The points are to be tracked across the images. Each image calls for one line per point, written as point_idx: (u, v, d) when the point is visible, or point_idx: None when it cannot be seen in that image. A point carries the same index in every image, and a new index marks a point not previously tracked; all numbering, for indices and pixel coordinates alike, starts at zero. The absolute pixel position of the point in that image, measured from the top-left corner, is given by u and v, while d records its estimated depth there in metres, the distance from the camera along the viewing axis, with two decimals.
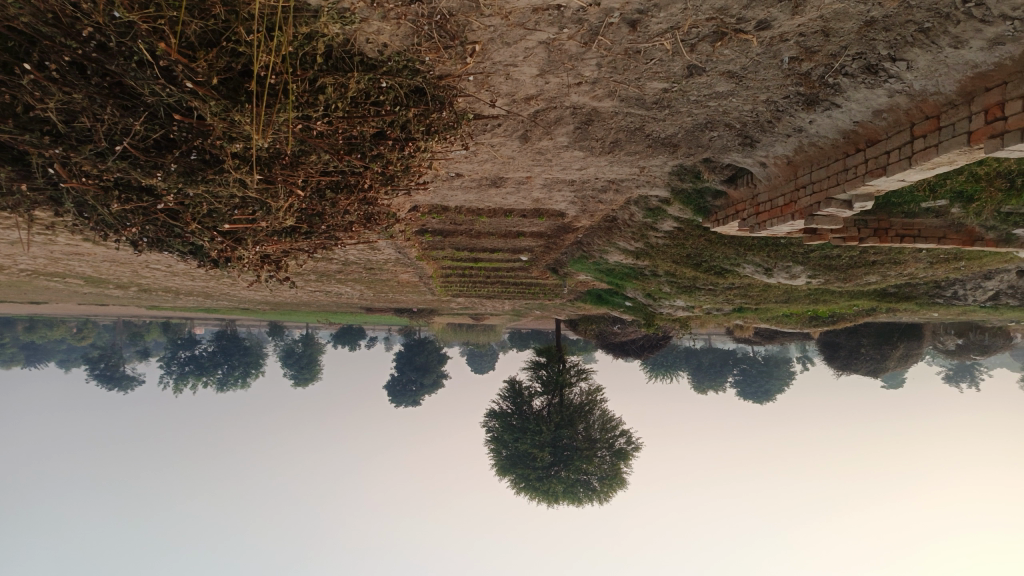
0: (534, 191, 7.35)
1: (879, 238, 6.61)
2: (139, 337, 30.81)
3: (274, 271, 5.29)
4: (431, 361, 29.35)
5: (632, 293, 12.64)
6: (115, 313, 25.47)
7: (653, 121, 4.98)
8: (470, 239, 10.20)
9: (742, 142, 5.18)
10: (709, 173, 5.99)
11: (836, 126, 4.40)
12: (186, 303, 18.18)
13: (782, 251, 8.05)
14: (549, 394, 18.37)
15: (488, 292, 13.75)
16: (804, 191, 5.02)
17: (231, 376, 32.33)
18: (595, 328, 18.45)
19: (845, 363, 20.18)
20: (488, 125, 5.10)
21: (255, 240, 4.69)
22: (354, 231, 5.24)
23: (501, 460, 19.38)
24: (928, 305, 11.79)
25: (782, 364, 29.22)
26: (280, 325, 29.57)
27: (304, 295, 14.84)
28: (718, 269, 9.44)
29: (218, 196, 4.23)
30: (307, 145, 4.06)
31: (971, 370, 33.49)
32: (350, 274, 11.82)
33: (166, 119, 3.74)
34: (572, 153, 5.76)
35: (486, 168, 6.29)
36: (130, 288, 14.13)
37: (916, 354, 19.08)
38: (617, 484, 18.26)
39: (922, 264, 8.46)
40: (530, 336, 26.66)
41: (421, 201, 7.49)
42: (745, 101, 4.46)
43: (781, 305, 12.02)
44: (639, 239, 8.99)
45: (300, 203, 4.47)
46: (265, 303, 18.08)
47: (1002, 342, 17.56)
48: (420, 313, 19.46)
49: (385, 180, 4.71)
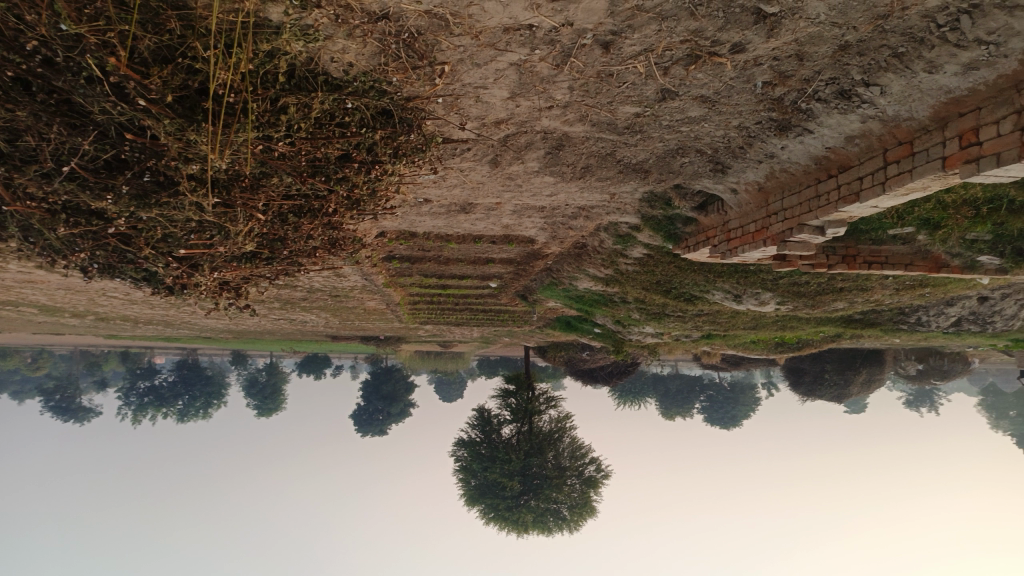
0: (503, 217, 7.24)
1: (847, 264, 6.63)
2: (96, 367, 29.91)
3: (233, 298, 5.07)
4: (398, 390, 28.92)
5: (601, 320, 12.57)
6: (71, 342, 24.67)
7: (625, 146, 4.91)
8: (438, 266, 10.05)
9: (713, 168, 5.13)
10: (680, 199, 5.94)
11: (808, 152, 4.38)
12: (146, 332, 17.65)
13: (751, 277, 8.04)
14: (519, 422, 18.17)
15: (456, 319, 13.58)
16: (776, 217, 4.99)
17: (192, 407, 31.49)
18: (564, 355, 18.34)
19: (810, 389, 20.32)
20: (457, 149, 4.99)
21: (213, 266, 4.49)
22: (318, 257, 5.06)
23: (469, 490, 18.96)
24: (893, 331, 11.90)
25: (747, 390, 29.37)
26: (243, 354, 28.93)
27: (268, 323, 14.50)
28: (687, 296, 9.40)
29: (173, 220, 4.04)
30: (269, 167, 3.90)
31: (931, 396, 34.04)
32: (315, 301, 11.56)
33: (117, 138, 3.56)
34: (543, 179, 5.66)
35: (455, 193, 6.18)
36: (86, 317, 13.67)
37: (879, 380, 19.29)
38: (587, 513, 18.22)
39: (888, 291, 8.52)
40: (499, 363, 26.46)
41: (389, 226, 7.34)
42: (718, 126, 4.41)
43: (749, 332, 12.04)
44: (609, 266, 8.93)
45: (261, 227, 4.30)
46: (227, 332, 17.63)
47: (961, 367, 17.83)
48: (387, 341, 19.17)
49: (351, 206, 4.56)
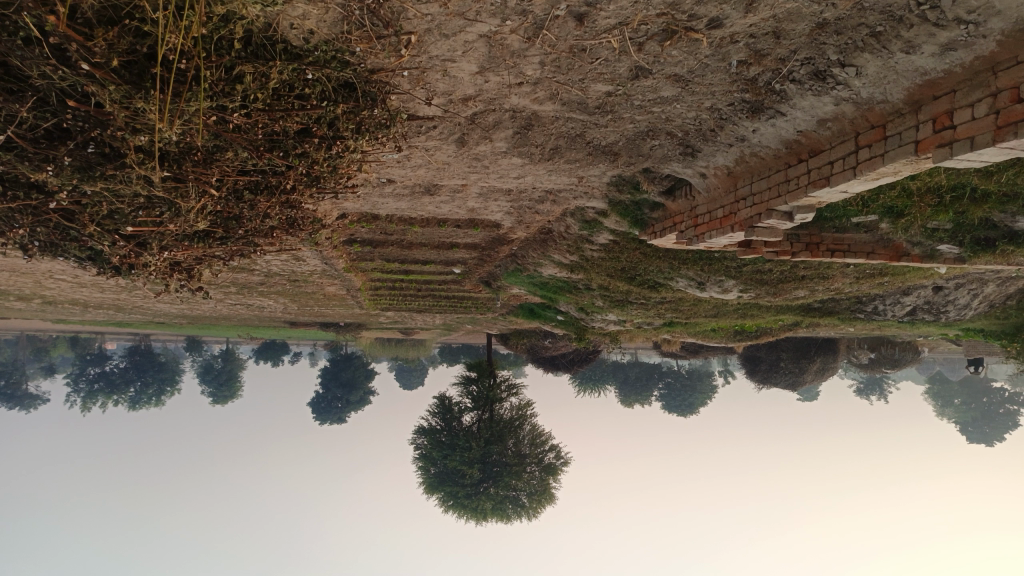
0: (469, 201, 7.10)
1: (811, 252, 6.65)
2: (44, 352, 28.93)
3: (185, 280, 4.84)
4: (358, 377, 28.58)
5: (564, 307, 12.51)
6: (17, 327, 23.82)
7: (595, 126, 4.81)
8: (401, 250, 9.86)
9: (682, 152, 5.06)
10: (648, 183, 5.86)
11: (779, 136, 4.33)
12: (96, 316, 17.08)
13: (715, 265, 8.04)
14: (480, 409, 18.11)
15: (418, 306, 13.39)
16: (744, 202, 4.93)
17: (145, 394, 30.69)
18: (526, 342, 18.30)
19: (766, 377, 20.64)
20: (423, 126, 4.84)
21: (163, 245, 4.25)
22: (275, 238, 4.86)
23: (428, 478, 18.78)
24: (849, 320, 12.09)
25: (704, 377, 29.72)
26: (199, 340, 28.27)
27: (224, 309, 14.13)
28: (651, 283, 9.38)
29: (120, 195, 3.80)
30: (223, 140, 3.70)
31: (880, 383, 34.93)
32: (273, 286, 11.27)
33: (58, 105, 3.30)
34: (510, 160, 5.54)
35: (419, 173, 6.01)
36: (32, 300, 13.13)
37: (832, 368, 19.68)
38: (546, 500, 18.28)
39: (848, 279, 8.61)
40: (460, 350, 26.31)
41: (350, 208, 7.14)
42: (689, 108, 4.34)
43: (710, 319, 12.11)
44: (575, 252, 8.84)
45: (215, 204, 4.09)
46: (182, 317, 17.17)
47: (911, 356, 18.23)
48: (347, 327, 18.89)
49: (311, 184, 4.36)
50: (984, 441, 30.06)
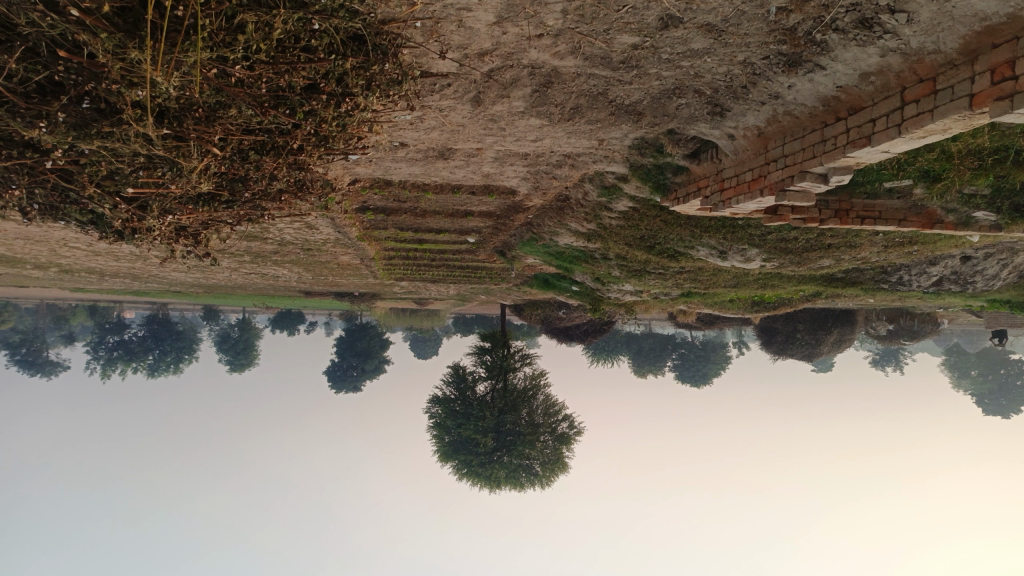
0: (484, 165, 6.85)
1: (840, 220, 6.35)
2: (64, 321, 29.10)
3: (191, 246, 4.67)
4: (373, 346, 28.57)
5: (580, 277, 12.29)
6: (36, 295, 23.99)
7: (619, 84, 4.56)
8: (414, 219, 9.66)
9: (711, 111, 4.78)
10: (673, 146, 5.58)
11: (817, 92, 4.07)
12: (112, 285, 17.09)
13: (739, 233, 7.78)
14: (493, 379, 18.09)
15: (433, 276, 13.21)
16: (775, 165, 4.68)
17: (163, 362, 30.92)
18: (540, 313, 18.14)
19: (782, 348, 20.39)
20: (437, 84, 4.61)
21: (166, 209, 4.08)
22: (284, 203, 4.66)
23: (442, 446, 18.83)
24: (873, 291, 11.80)
25: (719, 349, 29.52)
26: (215, 309, 28.36)
27: (239, 277, 14.05)
28: (671, 252, 9.13)
29: (119, 154, 3.61)
30: (226, 95, 3.50)
31: (896, 355, 34.61)
32: (287, 255, 11.14)
33: (49, 56, 3.08)
34: (529, 121, 5.30)
35: (433, 137, 5.79)
36: (49, 269, 13.10)
37: (850, 340, 19.38)
38: (560, 469, 18.05)
39: (876, 248, 8.32)
40: (474, 321, 26.20)
41: (362, 173, 6.94)
42: (721, 62, 4.08)
43: (730, 290, 11.86)
44: (592, 220, 8.60)
45: (219, 164, 3.90)
46: (198, 286, 17.16)
47: (930, 327, 17.94)
48: (362, 297, 18.79)
49: (319, 145, 4.13)
50: (1000, 414, 29.79)
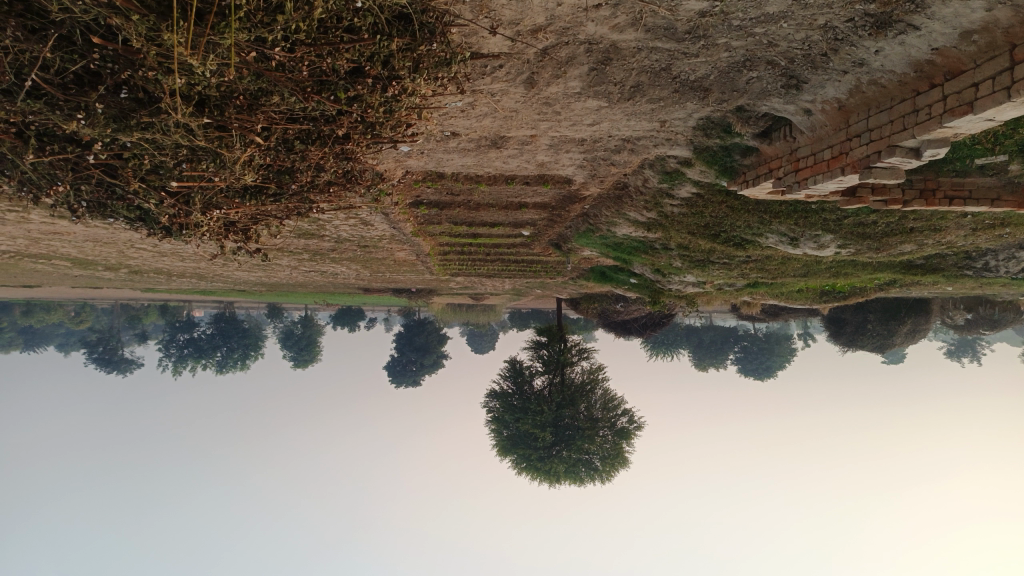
0: (538, 154, 6.57)
1: (926, 201, 5.88)
2: (138, 321, 30.11)
3: (242, 241, 4.55)
4: (432, 342, 28.63)
5: (639, 269, 11.90)
6: (111, 296, 24.85)
7: (683, 57, 4.23)
8: (468, 212, 9.46)
9: (785, 84, 4.41)
10: (742, 124, 5.21)
11: (907, 57, 3.66)
12: (180, 284, 17.53)
13: (812, 218, 7.31)
14: (551, 373, 17.83)
15: (488, 270, 13.03)
16: (858, 140, 4.28)
17: (231, 358, 31.76)
18: (597, 307, 17.77)
19: (851, 340, 19.49)
20: (488, 66, 4.36)
21: (213, 203, 3.96)
22: (334, 195, 4.49)
23: (501, 440, 18.67)
24: (955, 278, 11.05)
25: (783, 341, 28.57)
26: (278, 307, 28.93)
27: (299, 275, 14.16)
28: (737, 241, 8.69)
29: (160, 147, 3.49)
30: (267, 80, 3.33)
31: (972, 345, 32.91)
32: (343, 252, 11.11)
33: (83, 44, 2.94)
34: (586, 103, 5.01)
35: (485, 124, 5.56)
36: (120, 270, 13.45)
37: (924, 330, 18.40)
38: (620, 463, 17.65)
39: (963, 231, 7.72)
40: (531, 315, 25.95)
41: (414, 166, 6.77)
42: (799, 28, 3.71)
43: (798, 279, 11.30)
44: (653, 208, 8.24)
45: (263, 155, 3.75)
46: (261, 285, 17.43)
47: (1012, 316, 16.86)
48: (419, 293, 18.78)
49: (366, 133, 3.93)
50: None
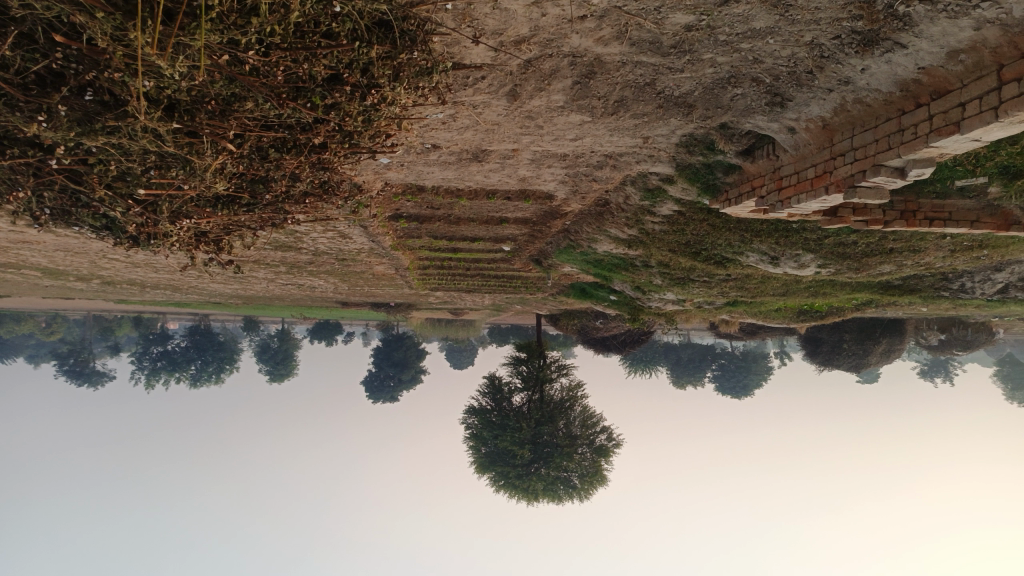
0: (520, 168, 6.50)
1: (907, 222, 5.85)
2: (110, 332, 29.51)
3: (213, 252, 4.39)
4: (410, 357, 28.36)
5: (619, 286, 11.84)
6: (83, 307, 24.33)
7: (668, 72, 4.18)
8: (448, 226, 9.36)
9: (769, 102, 4.37)
10: (725, 141, 5.16)
11: (893, 76, 3.64)
12: (153, 296, 17.19)
13: (793, 237, 7.29)
14: (530, 390, 17.70)
15: (468, 285, 12.90)
16: (842, 159, 4.25)
17: (205, 372, 31.20)
18: (577, 323, 17.69)
19: (827, 359, 19.58)
20: (470, 77, 4.28)
21: (182, 212, 3.82)
22: (310, 206, 4.36)
23: (479, 457, 18.43)
24: (931, 299, 11.12)
25: (760, 359, 28.67)
26: (254, 320, 28.50)
27: (276, 288, 13.92)
28: (718, 259, 8.66)
29: (127, 152, 3.35)
30: (241, 85, 3.21)
31: (945, 366, 33.24)
32: (321, 265, 10.94)
33: (46, 43, 2.81)
34: (569, 117, 4.94)
35: (467, 137, 5.47)
36: (91, 281, 13.14)
37: (898, 350, 18.52)
38: (598, 482, 17.48)
39: (941, 252, 7.75)
40: (510, 331, 25.81)
41: (394, 178, 6.65)
42: (786, 44, 3.67)
43: (777, 298, 11.30)
44: (634, 225, 8.20)
45: (235, 163, 3.62)
46: (237, 298, 17.15)
47: (985, 337, 17.03)
48: (398, 308, 18.59)
49: (344, 142, 3.81)
50: None
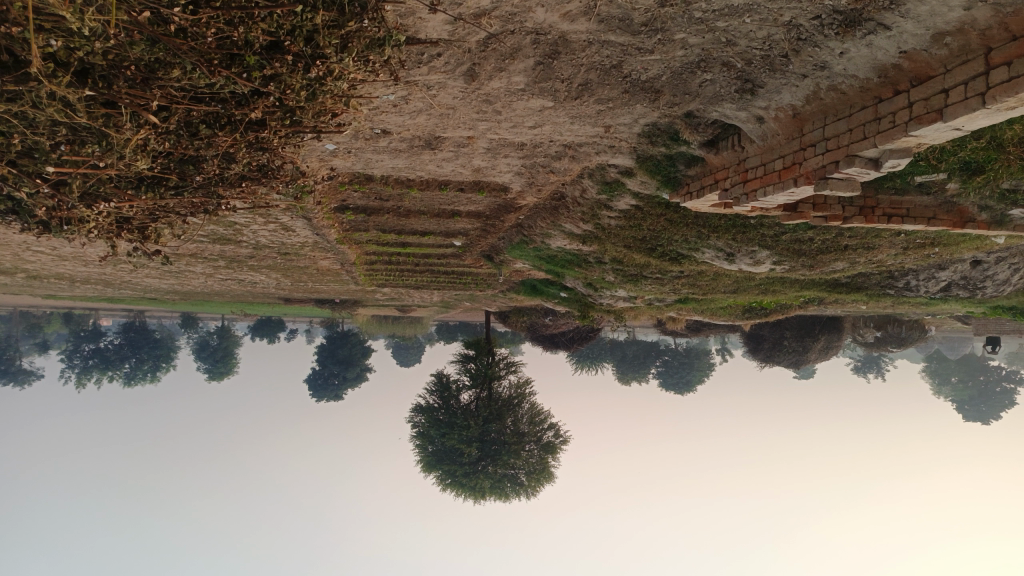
0: (475, 158, 6.19)
1: (865, 218, 5.73)
2: (38, 329, 28.01)
3: (137, 241, 3.95)
4: (355, 354, 27.74)
5: (571, 282, 11.64)
6: (9, 302, 23.04)
7: (636, 54, 3.95)
8: (397, 219, 8.99)
9: (739, 89, 4.18)
10: (690, 131, 4.96)
11: (873, 60, 3.49)
12: (83, 291, 16.32)
13: (750, 233, 7.18)
14: (478, 387, 17.43)
15: (416, 281, 12.53)
16: (813, 149, 4.08)
17: (140, 370, 29.84)
18: (526, 320, 17.45)
19: (768, 355, 19.83)
20: (425, 53, 3.97)
21: (100, 195, 3.39)
22: (246, 191, 3.96)
23: (426, 456, 17.98)
24: (877, 297, 11.24)
25: (702, 356, 29.03)
26: (193, 316, 27.46)
27: (214, 284, 13.31)
28: (673, 255, 8.51)
29: (32, 123, 2.91)
30: (166, 49, 2.83)
31: (878, 362, 34.25)
32: (263, 259, 10.41)
33: None
34: (529, 102, 4.67)
35: (419, 122, 5.15)
36: (15, 275, 12.33)
37: (837, 347, 18.88)
38: (546, 479, 17.44)
39: (894, 250, 7.75)
40: (458, 328, 25.48)
41: (341, 166, 6.26)
42: (763, 23, 3.49)
43: (728, 295, 11.26)
44: (589, 220, 7.99)
45: (160, 140, 3.21)
46: (174, 293, 16.40)
47: (918, 334, 17.47)
48: (343, 304, 18.05)
49: (285, 119, 3.44)
50: (980, 419, 29.70)
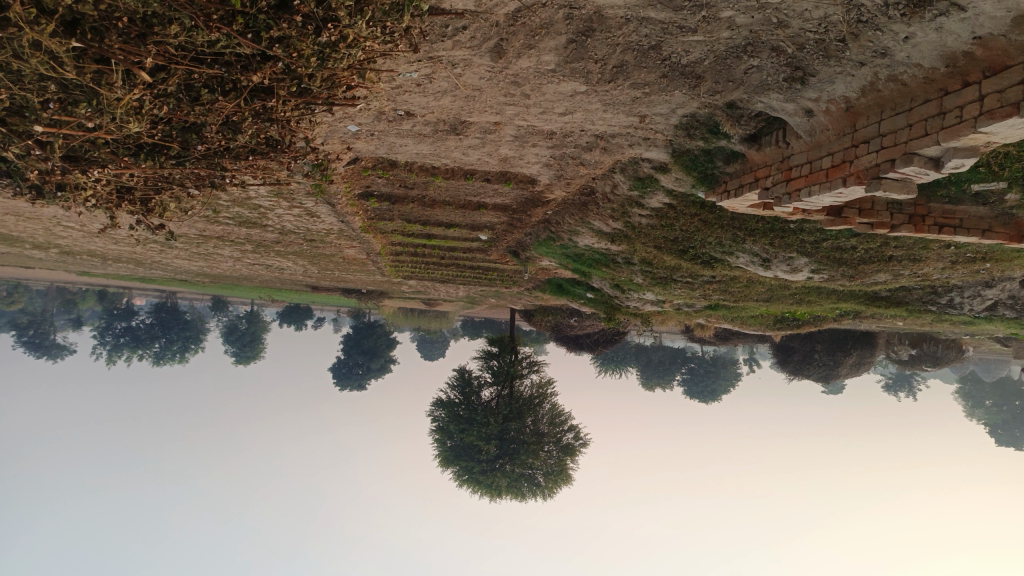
0: (502, 146, 5.92)
1: (914, 227, 5.36)
2: (73, 305, 28.35)
3: (138, 213, 3.74)
4: (380, 345, 27.65)
5: (597, 283, 11.32)
6: (46, 277, 23.35)
7: (676, 33, 3.65)
8: (423, 209, 8.75)
9: (788, 78, 3.85)
10: (731, 124, 4.63)
11: (941, 47, 3.16)
12: (115, 270, 16.41)
13: (789, 238, 6.81)
14: (499, 385, 17.19)
15: (441, 275, 12.29)
16: (867, 146, 3.74)
17: (170, 350, 30.12)
18: (551, 320, 17.16)
19: (797, 368, 19.27)
20: (449, 26, 3.72)
21: (95, 159, 3.18)
22: (255, 165, 3.74)
23: (444, 451, 17.82)
24: (917, 313, 10.72)
25: (730, 365, 28.45)
26: (223, 300, 27.63)
27: (242, 268, 13.23)
28: (705, 259, 8.15)
29: (19, 78, 2.72)
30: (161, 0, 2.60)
31: (909, 380, 33.27)
32: (289, 245, 10.26)
33: None
34: (560, 85, 4.38)
35: (444, 104, 4.89)
36: (48, 250, 12.37)
37: (869, 363, 18.26)
38: (563, 480, 17.07)
39: (942, 263, 7.29)
40: (483, 325, 25.26)
41: (364, 149, 6.04)
42: (819, 2, 3.17)
43: (760, 304, 10.85)
44: (619, 218, 7.68)
45: (157, 102, 2.98)
46: (203, 276, 16.40)
47: (955, 354, 16.81)
48: (369, 294, 17.93)
49: (294, 87, 3.19)
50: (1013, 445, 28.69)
